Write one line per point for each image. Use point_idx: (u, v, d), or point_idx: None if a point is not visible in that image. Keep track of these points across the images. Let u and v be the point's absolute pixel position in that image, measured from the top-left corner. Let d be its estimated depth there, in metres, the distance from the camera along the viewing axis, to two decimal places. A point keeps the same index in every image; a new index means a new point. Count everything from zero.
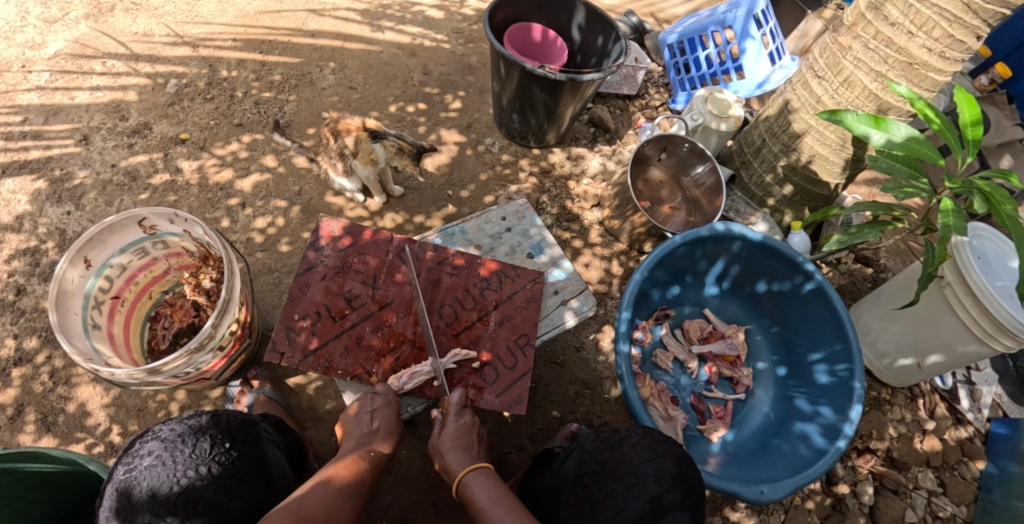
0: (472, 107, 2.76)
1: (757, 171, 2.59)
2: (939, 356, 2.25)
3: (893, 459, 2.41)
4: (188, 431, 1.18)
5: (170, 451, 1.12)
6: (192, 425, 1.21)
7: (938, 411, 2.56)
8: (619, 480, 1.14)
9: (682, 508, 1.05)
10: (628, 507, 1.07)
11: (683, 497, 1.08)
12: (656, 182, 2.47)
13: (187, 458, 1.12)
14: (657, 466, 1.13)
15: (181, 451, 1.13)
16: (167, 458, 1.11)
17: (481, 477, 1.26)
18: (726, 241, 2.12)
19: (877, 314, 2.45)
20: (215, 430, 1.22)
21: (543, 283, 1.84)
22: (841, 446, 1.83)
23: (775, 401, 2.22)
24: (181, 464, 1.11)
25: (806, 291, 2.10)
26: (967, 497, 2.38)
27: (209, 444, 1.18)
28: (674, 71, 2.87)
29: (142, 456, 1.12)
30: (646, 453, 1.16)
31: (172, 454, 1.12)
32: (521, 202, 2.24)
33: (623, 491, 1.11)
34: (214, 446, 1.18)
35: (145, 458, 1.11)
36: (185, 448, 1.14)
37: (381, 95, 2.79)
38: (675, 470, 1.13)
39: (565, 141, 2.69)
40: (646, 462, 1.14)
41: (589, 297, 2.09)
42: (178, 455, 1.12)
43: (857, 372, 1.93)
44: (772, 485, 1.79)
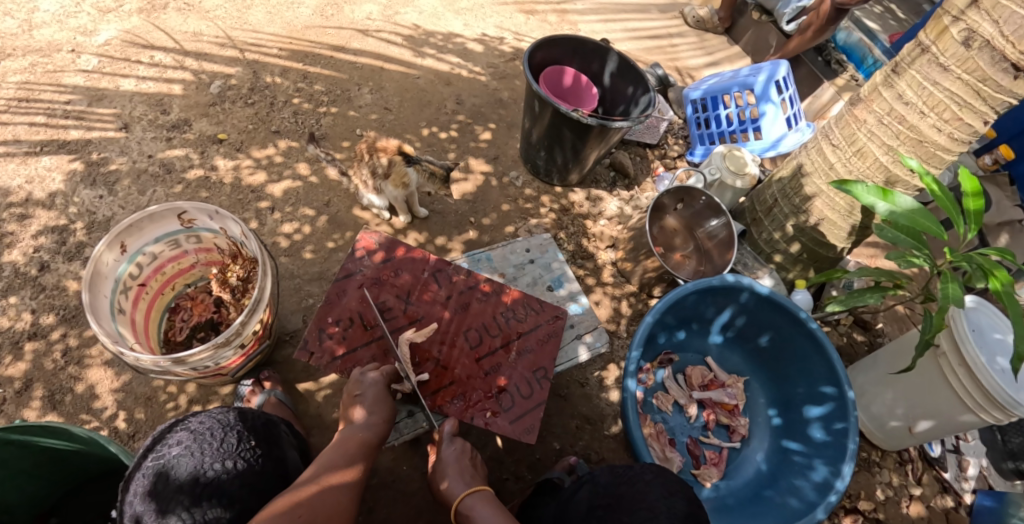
0: (499, 139, 2.87)
1: (767, 228, 2.69)
2: (927, 424, 2.32)
3: (879, 521, 2.45)
4: (217, 425, 1.24)
5: (199, 442, 1.18)
6: (221, 419, 1.26)
7: (925, 479, 2.60)
8: (631, 513, 1.20)
9: None
10: None
11: None
12: (671, 230, 2.57)
13: (214, 451, 1.18)
14: (666, 502, 1.19)
15: (210, 443, 1.19)
16: (194, 449, 1.16)
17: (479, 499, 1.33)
18: (734, 292, 2.20)
19: (873, 378, 2.51)
20: (242, 427, 1.27)
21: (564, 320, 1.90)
22: (832, 501, 1.88)
23: (769, 452, 2.25)
24: (208, 456, 1.16)
25: (808, 347, 2.18)
26: None
27: (236, 439, 1.23)
28: (694, 125, 3.00)
29: (172, 444, 1.17)
30: (659, 490, 1.23)
31: (201, 445, 1.17)
32: (544, 237, 2.35)
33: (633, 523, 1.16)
34: (240, 442, 1.23)
35: (175, 447, 1.16)
36: (213, 441, 1.19)
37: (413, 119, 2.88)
38: (685, 507, 1.20)
39: (586, 181, 2.79)
40: (658, 498, 1.20)
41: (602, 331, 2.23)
42: (205, 447, 1.17)
43: (851, 430, 1.99)
44: None
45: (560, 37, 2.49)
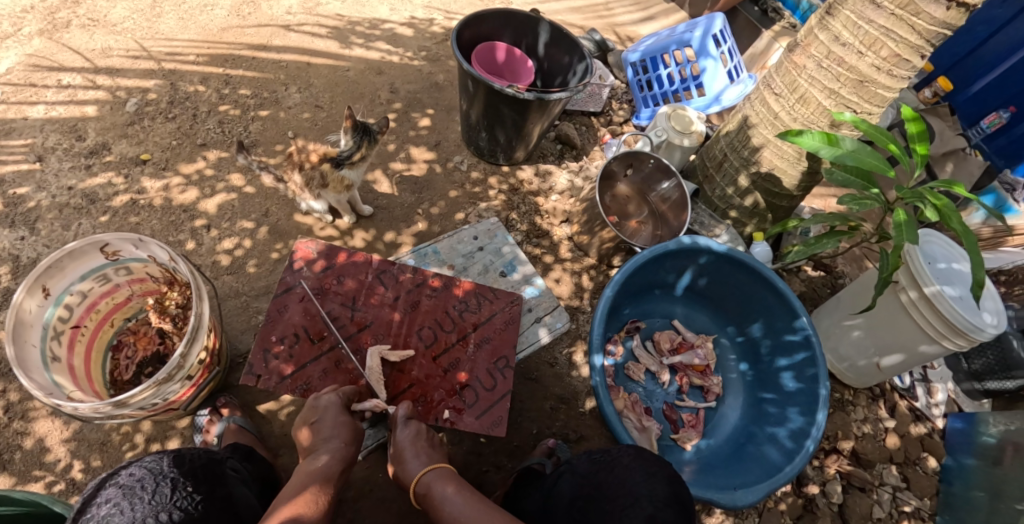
0: (441, 125, 2.77)
1: (719, 184, 2.66)
2: (894, 358, 2.36)
3: (858, 456, 2.50)
4: (149, 475, 1.15)
5: (128, 498, 1.08)
6: (152, 468, 1.17)
7: (898, 410, 2.66)
8: (614, 500, 1.16)
9: None
10: None
11: (671, 513, 1.08)
12: (623, 197, 2.51)
13: (146, 505, 1.08)
14: (647, 485, 1.14)
15: (141, 498, 1.10)
16: (124, 507, 1.06)
17: (440, 476, 1.26)
18: (692, 254, 2.18)
19: (837, 319, 2.54)
20: (177, 473, 1.19)
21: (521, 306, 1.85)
22: (810, 449, 1.89)
23: (746, 406, 2.27)
24: (140, 511, 1.07)
25: (770, 299, 2.17)
26: (929, 490, 2.50)
27: (170, 488, 1.14)
28: (636, 88, 2.93)
29: (99, 505, 1.07)
30: (640, 474, 1.18)
31: (130, 501, 1.08)
32: (492, 221, 2.28)
33: (617, 511, 1.12)
34: (175, 490, 1.14)
35: (102, 507, 1.06)
36: (143, 494, 1.10)
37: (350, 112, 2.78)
38: (668, 490, 1.14)
39: (533, 158, 2.72)
40: (639, 481, 1.16)
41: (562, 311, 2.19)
42: (135, 502, 1.08)
43: (821, 376, 2.00)
44: (746, 490, 1.84)
45: (487, 11, 2.38)
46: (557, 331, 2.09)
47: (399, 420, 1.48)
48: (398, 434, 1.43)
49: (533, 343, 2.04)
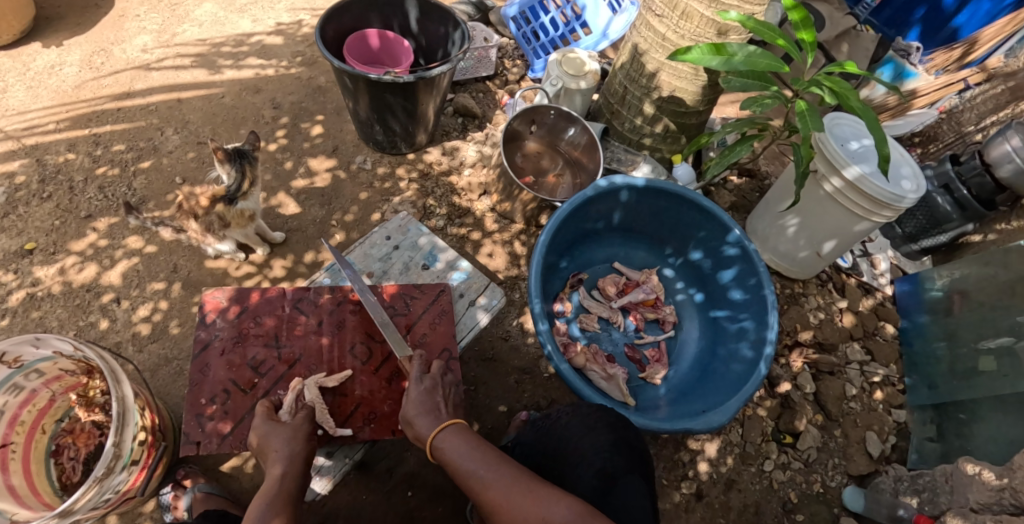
0: (333, 127, 2.59)
1: (627, 117, 2.63)
2: (830, 243, 2.42)
3: (821, 344, 2.59)
4: None
5: None
6: None
7: (848, 288, 2.77)
8: (565, 461, 1.27)
9: (627, 470, 1.19)
10: (578, 484, 1.19)
11: (619, 458, 1.22)
12: (535, 153, 2.46)
13: None
14: (590, 438, 1.27)
15: None
16: None
17: (454, 435, 1.24)
18: (614, 195, 2.14)
19: (771, 220, 2.61)
20: None
21: (450, 294, 1.74)
22: (769, 353, 1.92)
23: (702, 327, 2.30)
24: None
25: (699, 219, 2.18)
26: (892, 356, 2.68)
27: None
28: (525, 42, 2.83)
29: None
30: (580, 429, 1.30)
31: None
32: (401, 215, 1.92)
33: (570, 469, 1.24)
34: None
35: None
36: None
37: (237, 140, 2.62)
38: (611, 437, 1.27)
39: (436, 138, 2.62)
40: (582, 439, 1.28)
41: (497, 286, 1.88)
42: None
43: (764, 280, 2.03)
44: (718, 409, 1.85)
45: (349, 1, 2.24)
46: (494, 312, 1.77)
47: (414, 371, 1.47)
48: (410, 394, 1.40)
49: (468, 333, 1.73)
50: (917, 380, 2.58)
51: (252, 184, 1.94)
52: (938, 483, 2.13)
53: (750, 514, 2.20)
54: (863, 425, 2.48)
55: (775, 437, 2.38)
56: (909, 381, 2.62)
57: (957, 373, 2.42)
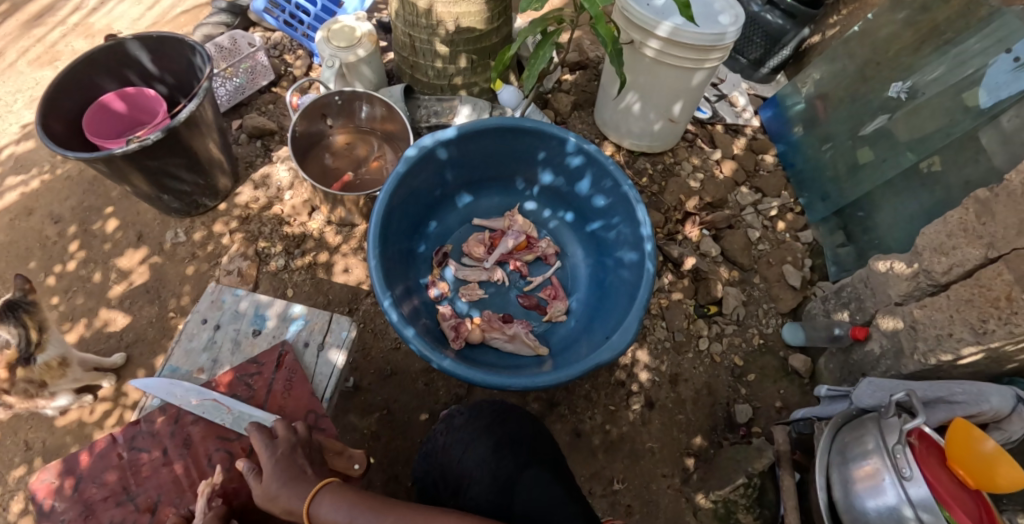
0: (128, 213, 2.23)
1: (427, 66, 2.34)
2: (678, 103, 2.31)
3: (711, 204, 2.61)
4: None
5: None
6: None
7: (717, 138, 2.80)
8: (456, 486, 1.31)
9: (520, 469, 1.25)
10: (476, 504, 1.24)
11: (506, 461, 1.27)
12: (344, 147, 2.19)
13: None
14: (471, 454, 1.32)
15: None
16: None
17: (331, 496, 1.00)
18: (432, 157, 1.89)
19: (616, 107, 2.49)
20: None
21: (292, 350, 1.50)
22: (650, 249, 1.78)
23: (584, 244, 2.19)
24: None
25: (532, 141, 1.98)
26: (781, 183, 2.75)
27: None
28: (292, 30, 2.50)
29: None
30: (459, 450, 1.35)
31: None
32: (209, 287, 1.63)
33: (463, 494, 1.28)
34: None
35: None
36: None
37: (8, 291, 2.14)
38: (492, 443, 1.32)
39: (240, 174, 2.28)
40: (467, 460, 1.32)
41: (344, 318, 1.62)
42: None
43: (618, 177, 1.88)
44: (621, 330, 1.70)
45: (61, 76, 1.86)
46: (346, 346, 1.55)
47: (261, 445, 1.12)
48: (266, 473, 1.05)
49: (329, 382, 1.51)
50: (810, 197, 2.65)
51: (43, 329, 1.61)
52: (860, 290, 2.09)
53: (706, 396, 2.18)
54: (778, 261, 2.51)
55: (700, 313, 2.34)
56: (803, 202, 2.68)
57: (841, 175, 2.51)
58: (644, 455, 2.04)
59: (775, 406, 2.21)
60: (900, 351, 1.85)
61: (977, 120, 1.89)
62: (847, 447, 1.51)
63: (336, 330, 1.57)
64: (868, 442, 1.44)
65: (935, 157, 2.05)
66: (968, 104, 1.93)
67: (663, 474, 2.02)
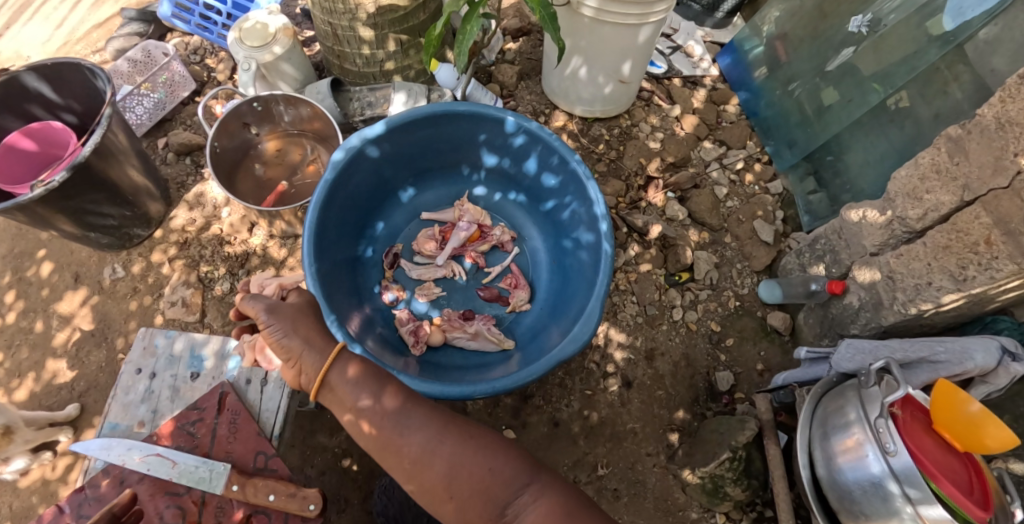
0: (61, 253, 2.07)
1: (354, 53, 2.15)
2: (627, 63, 2.16)
3: (675, 164, 2.50)
4: None
5: None
6: None
7: (674, 93, 2.68)
8: None
9: None
10: None
11: None
12: (275, 154, 2.08)
13: None
14: None
15: None
16: None
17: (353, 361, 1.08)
18: (362, 157, 1.76)
19: (561, 74, 2.34)
20: None
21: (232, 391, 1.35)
22: (605, 229, 1.66)
23: (541, 225, 2.07)
24: None
25: (468, 124, 1.84)
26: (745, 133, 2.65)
27: None
28: (207, 30, 2.35)
29: None
30: None
31: None
32: (139, 333, 1.45)
33: None
34: None
35: None
36: None
37: None
38: None
39: (172, 197, 2.15)
40: None
41: None
42: None
43: (564, 153, 1.74)
44: (582, 321, 1.58)
45: None
46: (292, 377, 1.40)
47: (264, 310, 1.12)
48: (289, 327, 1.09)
49: (277, 420, 1.36)
50: (777, 144, 2.59)
51: None
52: (834, 242, 2.03)
53: (684, 368, 2.11)
54: (748, 217, 2.43)
55: (672, 283, 2.24)
56: (769, 150, 2.62)
57: (806, 118, 2.43)
58: (627, 437, 1.99)
59: (757, 368, 2.16)
60: (880, 303, 1.81)
61: (944, 49, 1.75)
62: (829, 419, 1.48)
63: (267, 357, 1.29)
64: (848, 412, 1.41)
65: (902, 92, 1.96)
66: (932, 34, 1.78)
67: (648, 453, 1.97)
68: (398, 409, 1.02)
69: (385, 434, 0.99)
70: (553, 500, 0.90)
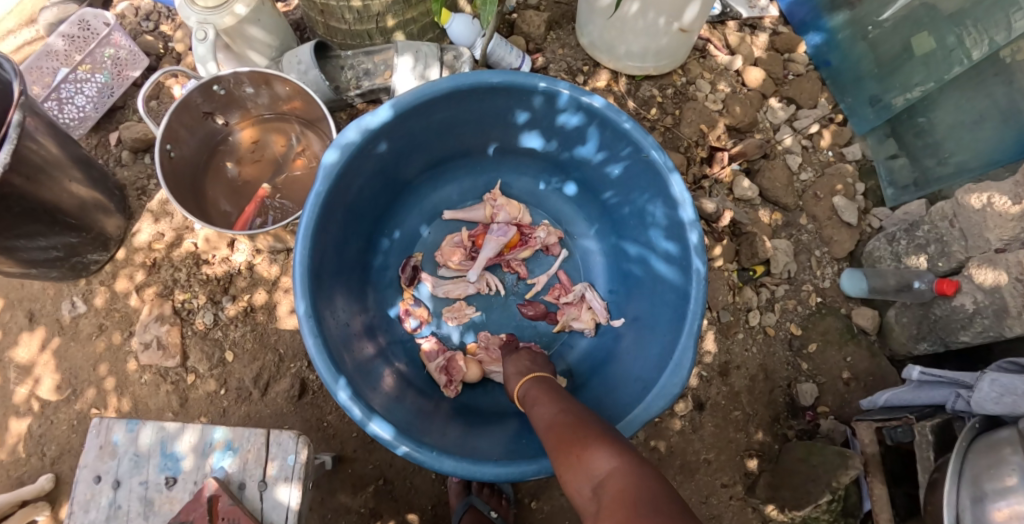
0: (7, 286, 1.68)
1: (341, 10, 1.64)
2: (693, 5, 1.68)
3: (739, 130, 2.08)
4: None
5: None
6: None
7: (731, 40, 2.18)
8: None
9: None
10: None
11: None
12: (254, 148, 1.65)
13: None
14: None
15: None
16: None
17: (538, 383, 1.11)
18: (368, 156, 1.34)
19: (605, 23, 1.88)
20: None
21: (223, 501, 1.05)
22: (694, 238, 1.29)
23: (594, 221, 1.70)
24: None
25: (504, 102, 1.41)
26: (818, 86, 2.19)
27: None
28: None
29: None
30: None
31: None
32: (90, 426, 1.13)
33: None
34: None
35: None
36: None
37: None
38: None
39: (133, 207, 1.74)
40: None
41: (287, 435, 1.13)
42: None
43: (637, 138, 1.34)
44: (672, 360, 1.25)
45: None
46: (298, 478, 1.11)
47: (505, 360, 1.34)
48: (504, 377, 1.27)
49: None
50: (854, 102, 2.12)
51: None
52: (943, 231, 1.63)
53: (762, 382, 1.82)
54: (828, 193, 2.01)
55: (746, 280, 1.90)
56: (845, 108, 2.16)
57: (887, 70, 1.98)
58: (700, 467, 1.76)
59: (842, 378, 1.81)
60: (1005, 311, 1.44)
61: None
62: (977, 480, 1.14)
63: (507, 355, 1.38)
64: (1006, 474, 1.09)
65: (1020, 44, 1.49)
66: None
67: (724, 485, 1.75)
68: (553, 404, 0.98)
69: (545, 427, 0.92)
70: (632, 477, 0.65)
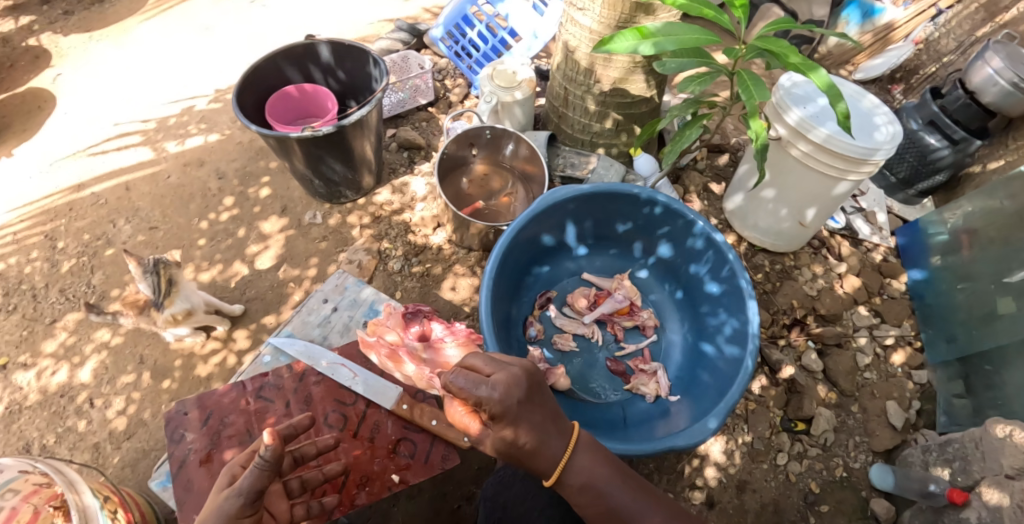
0: (280, 185, 2.50)
1: (574, 119, 2.48)
2: (812, 209, 2.29)
3: (823, 317, 2.52)
4: None
5: None
6: None
7: (846, 254, 2.69)
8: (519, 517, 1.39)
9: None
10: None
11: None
12: (481, 176, 2.37)
13: None
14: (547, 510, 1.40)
15: None
16: None
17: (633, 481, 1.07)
18: (559, 208, 2.00)
19: (747, 198, 2.51)
20: None
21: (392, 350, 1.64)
22: (754, 347, 1.75)
23: (685, 323, 2.18)
24: None
25: (659, 214, 2.03)
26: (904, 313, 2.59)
27: None
28: (460, 59, 2.76)
29: None
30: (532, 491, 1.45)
31: None
32: (337, 272, 1.87)
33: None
34: None
35: None
36: None
37: (175, 223, 2.41)
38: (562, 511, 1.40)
39: (382, 178, 2.52)
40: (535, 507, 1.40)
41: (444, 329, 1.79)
42: None
43: (737, 269, 1.87)
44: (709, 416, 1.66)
45: (259, 68, 2.18)
46: None
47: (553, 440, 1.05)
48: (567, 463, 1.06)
49: None
50: (935, 334, 2.48)
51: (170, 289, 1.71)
52: (969, 450, 1.91)
53: (770, 514, 2.08)
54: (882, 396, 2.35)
55: (786, 427, 2.24)
56: (924, 337, 2.52)
57: (975, 321, 2.33)
58: None
59: None
60: None
61: None
62: None
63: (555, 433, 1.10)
64: None
65: None
66: None
67: None
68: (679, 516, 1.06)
69: None
70: None
